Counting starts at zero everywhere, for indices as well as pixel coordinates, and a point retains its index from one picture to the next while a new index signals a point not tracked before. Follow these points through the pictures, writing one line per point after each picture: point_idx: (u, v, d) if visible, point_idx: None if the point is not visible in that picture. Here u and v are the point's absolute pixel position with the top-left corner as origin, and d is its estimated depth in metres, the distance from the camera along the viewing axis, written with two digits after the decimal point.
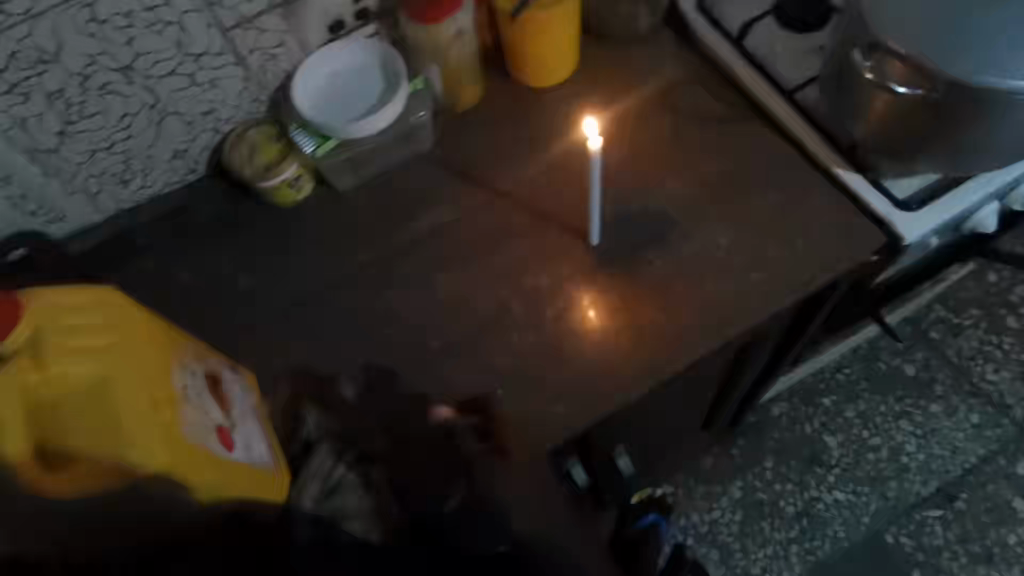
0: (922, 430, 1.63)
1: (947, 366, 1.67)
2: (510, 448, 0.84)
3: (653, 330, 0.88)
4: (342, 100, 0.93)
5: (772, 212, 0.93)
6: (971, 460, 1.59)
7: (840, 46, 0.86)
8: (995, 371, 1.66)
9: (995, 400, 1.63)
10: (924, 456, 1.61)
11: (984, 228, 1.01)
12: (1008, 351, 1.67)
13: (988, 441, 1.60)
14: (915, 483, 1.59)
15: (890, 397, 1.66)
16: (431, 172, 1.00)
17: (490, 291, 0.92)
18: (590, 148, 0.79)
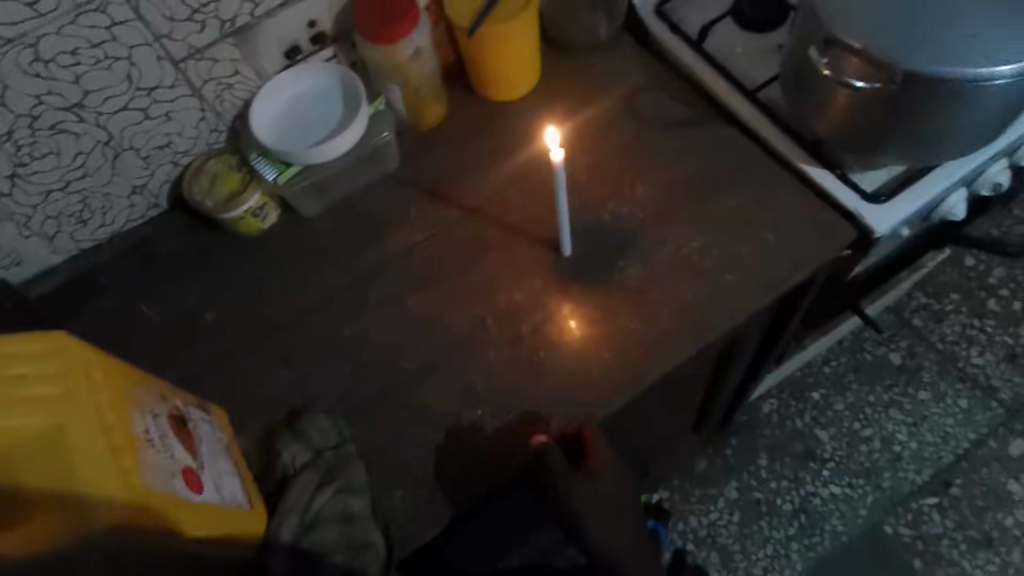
0: (912, 418, 1.62)
1: (932, 352, 1.68)
2: (595, 468, 0.83)
3: (632, 339, 0.87)
4: (302, 126, 0.92)
5: (742, 212, 0.92)
6: (963, 445, 1.59)
7: (798, 44, 0.86)
8: (980, 355, 1.66)
9: (982, 384, 1.64)
10: (916, 444, 1.60)
11: (953, 216, 0.99)
12: (992, 334, 1.68)
13: (978, 425, 1.61)
14: (909, 471, 1.58)
15: (878, 387, 1.66)
16: (399, 191, 0.99)
17: (464, 308, 0.91)
18: (554, 159, 0.78)
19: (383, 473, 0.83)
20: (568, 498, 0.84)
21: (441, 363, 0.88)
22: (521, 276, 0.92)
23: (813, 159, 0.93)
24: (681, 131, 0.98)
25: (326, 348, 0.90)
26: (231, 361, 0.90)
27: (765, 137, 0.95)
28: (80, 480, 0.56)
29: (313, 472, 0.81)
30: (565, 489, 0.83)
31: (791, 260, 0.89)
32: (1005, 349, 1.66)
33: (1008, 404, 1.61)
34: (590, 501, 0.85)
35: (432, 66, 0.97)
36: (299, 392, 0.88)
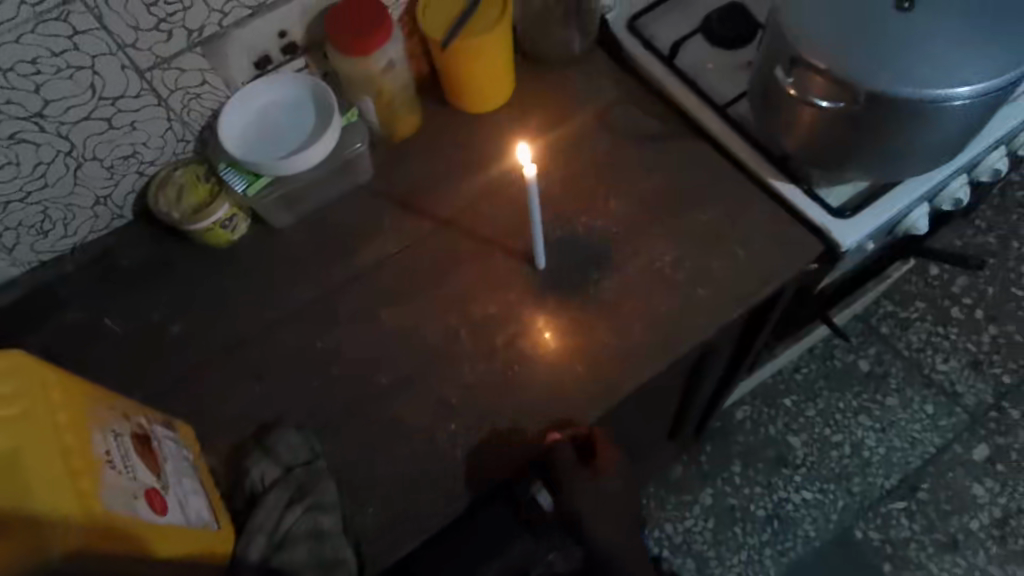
0: (881, 425, 1.66)
1: (900, 359, 1.72)
2: (601, 466, 0.87)
3: (605, 352, 0.87)
4: (273, 136, 0.91)
5: (712, 225, 0.94)
6: (930, 450, 1.63)
7: (766, 62, 0.88)
8: (944, 361, 1.70)
9: (947, 389, 1.68)
10: (884, 449, 1.64)
11: (916, 230, 1.02)
12: (956, 341, 1.72)
13: (943, 430, 1.64)
14: (878, 476, 1.62)
15: (847, 394, 1.69)
16: (372, 203, 0.98)
17: (438, 321, 0.90)
18: (527, 175, 0.78)
19: (355, 490, 0.82)
20: (570, 499, 0.88)
21: (414, 377, 0.87)
22: (495, 288, 0.92)
23: (781, 174, 0.95)
24: (653, 144, 0.99)
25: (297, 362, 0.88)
26: (198, 375, 0.88)
27: (734, 152, 0.97)
28: (35, 503, 0.55)
29: (281, 489, 0.80)
30: (569, 488, 0.87)
31: (760, 273, 0.90)
32: (969, 356, 1.70)
33: (972, 409, 1.66)
34: (592, 502, 0.88)
35: (405, 79, 0.96)
36: (268, 407, 0.86)
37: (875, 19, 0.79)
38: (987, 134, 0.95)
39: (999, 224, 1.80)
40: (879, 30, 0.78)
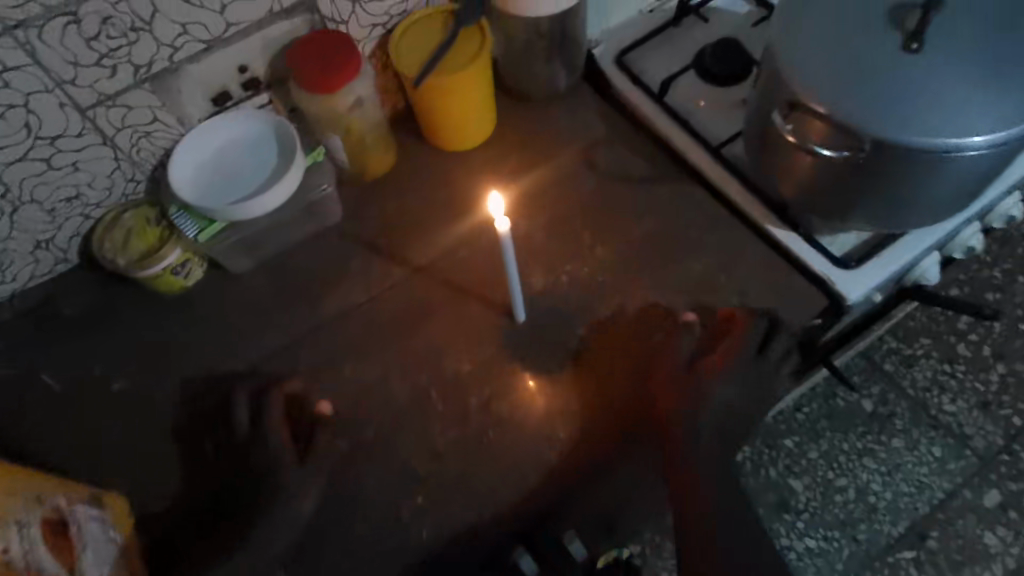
0: (887, 470, 1.47)
1: (903, 398, 1.53)
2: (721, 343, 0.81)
3: (589, 416, 0.79)
4: (229, 177, 0.84)
5: (706, 274, 0.86)
6: (937, 496, 1.45)
7: (761, 104, 0.81)
8: (952, 402, 1.52)
9: (954, 432, 1.50)
10: (891, 495, 1.45)
11: (925, 279, 0.94)
12: (966, 383, 1.51)
13: (950, 475, 1.46)
14: (882, 524, 1.43)
15: (850, 436, 1.51)
16: (340, 245, 0.91)
17: (406, 378, 0.82)
18: (499, 229, 0.70)
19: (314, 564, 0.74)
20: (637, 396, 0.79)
21: (380, 442, 0.79)
22: (471, 343, 0.84)
23: (779, 221, 0.88)
24: (644, 187, 0.92)
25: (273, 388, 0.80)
26: (144, 440, 0.81)
27: (730, 196, 0.90)
28: None
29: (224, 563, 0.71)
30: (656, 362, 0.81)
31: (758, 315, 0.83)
32: (976, 399, 1.52)
33: (981, 454, 1.47)
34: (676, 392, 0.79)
35: (377, 116, 0.90)
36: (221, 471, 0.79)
37: (877, 60, 0.73)
38: (1004, 179, 0.88)
39: (1004, 257, 1.64)
40: (885, 73, 0.72)
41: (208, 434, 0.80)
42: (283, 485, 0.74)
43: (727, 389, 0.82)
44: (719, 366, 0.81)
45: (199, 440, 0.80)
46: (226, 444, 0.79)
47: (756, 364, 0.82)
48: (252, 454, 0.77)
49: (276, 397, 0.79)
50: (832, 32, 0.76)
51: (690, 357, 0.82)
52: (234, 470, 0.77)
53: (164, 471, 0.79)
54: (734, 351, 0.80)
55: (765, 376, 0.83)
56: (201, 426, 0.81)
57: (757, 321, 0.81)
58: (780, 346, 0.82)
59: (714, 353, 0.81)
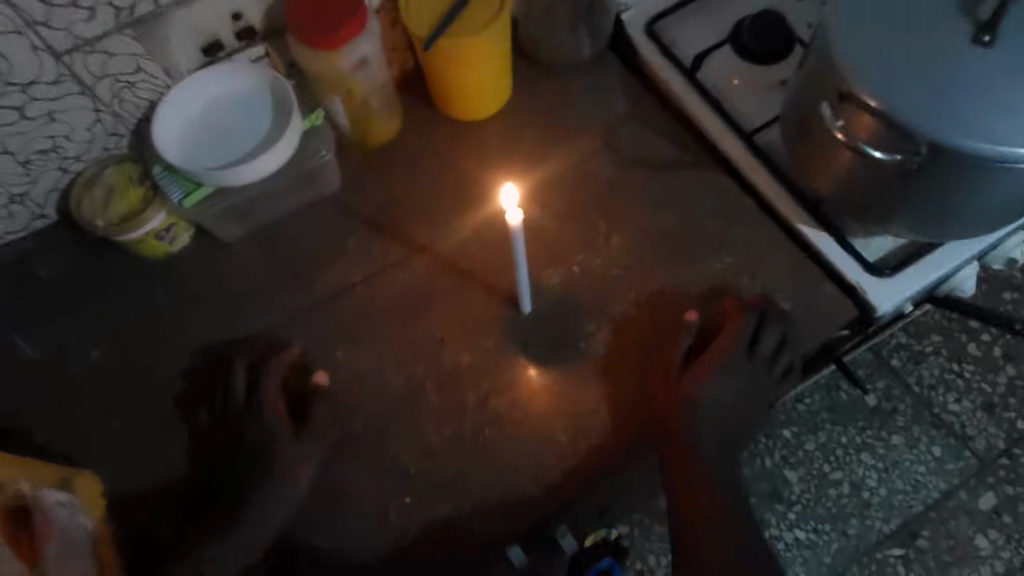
0: (890, 465, 1.22)
1: (915, 394, 1.26)
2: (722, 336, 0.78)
3: (592, 420, 0.75)
4: (218, 138, 0.77)
5: (727, 275, 0.80)
6: (933, 496, 1.21)
7: (806, 90, 0.73)
8: (957, 401, 1.25)
9: (957, 431, 1.24)
10: (886, 492, 1.21)
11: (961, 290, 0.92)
12: (981, 376, 1.26)
13: (946, 477, 1.22)
14: (880, 519, 1.20)
15: (855, 427, 1.25)
16: (338, 219, 0.85)
17: (400, 368, 0.78)
18: (510, 223, 0.63)
19: (299, 553, 0.72)
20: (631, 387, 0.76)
21: (370, 433, 0.75)
22: (471, 333, 0.79)
23: (811, 219, 0.81)
24: (667, 174, 0.85)
25: (272, 361, 0.77)
26: (124, 415, 0.77)
27: (761, 189, 0.83)
28: None
29: (218, 543, 0.72)
30: (655, 354, 0.77)
31: (750, 308, 0.78)
32: (981, 398, 1.25)
33: (981, 456, 1.22)
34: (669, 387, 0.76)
35: (383, 78, 0.82)
36: (206, 453, 0.76)
37: (943, 52, 0.65)
38: None
39: None
40: (952, 68, 0.64)
41: (204, 401, 0.77)
42: (277, 469, 0.74)
43: (721, 390, 0.79)
44: (713, 363, 0.78)
45: (192, 411, 0.77)
46: (219, 418, 0.76)
47: (749, 363, 0.79)
48: (248, 431, 0.76)
49: (274, 369, 0.77)
50: (895, 15, 0.67)
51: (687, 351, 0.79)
52: (228, 446, 0.76)
53: (152, 444, 0.75)
54: (732, 343, 0.78)
55: (760, 375, 0.79)
56: (197, 394, 0.78)
57: (747, 315, 0.77)
58: (771, 339, 0.77)
59: (706, 353, 0.79)
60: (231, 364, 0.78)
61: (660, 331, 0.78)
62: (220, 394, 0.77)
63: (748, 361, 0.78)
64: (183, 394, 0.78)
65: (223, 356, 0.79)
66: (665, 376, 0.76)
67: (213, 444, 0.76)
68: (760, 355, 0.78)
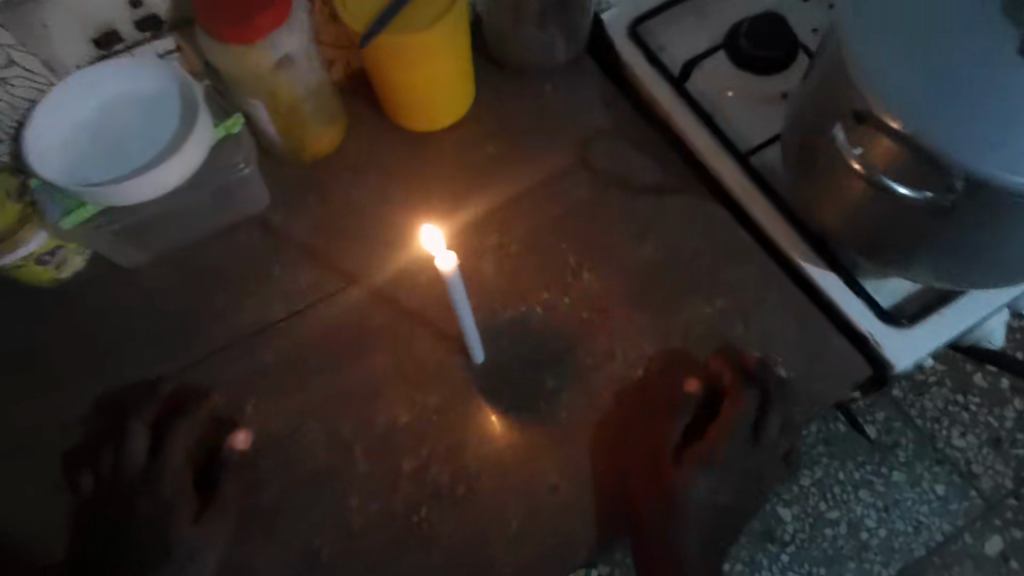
0: (889, 503, 0.97)
1: (915, 426, 1.01)
2: (727, 411, 0.63)
3: (550, 497, 0.61)
4: (113, 146, 0.64)
5: (719, 321, 0.68)
6: (938, 539, 0.96)
7: (812, 105, 0.61)
8: (965, 434, 1.00)
9: (963, 468, 0.99)
10: (885, 534, 0.96)
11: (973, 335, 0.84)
12: (988, 406, 1.01)
13: (949, 519, 0.97)
14: (877, 564, 0.95)
15: (849, 460, 0.99)
16: (261, 243, 0.72)
17: (322, 423, 0.64)
18: (443, 270, 0.54)
19: None
20: (606, 462, 0.63)
21: (283, 510, 0.61)
22: (411, 388, 0.65)
23: (816, 255, 0.69)
24: (649, 200, 0.73)
25: (180, 415, 0.62)
26: None
27: (758, 219, 0.71)
28: None
29: None
30: (635, 423, 0.64)
31: (748, 380, 0.64)
32: (987, 431, 1.00)
33: (988, 496, 0.98)
34: (653, 467, 0.62)
35: (317, 80, 0.69)
36: (86, 527, 0.61)
37: (976, 60, 0.53)
38: None
39: None
40: (990, 82, 0.52)
41: (92, 460, 0.62)
42: (159, 552, 0.59)
43: (715, 485, 0.63)
44: (709, 453, 0.62)
45: (77, 474, 0.62)
46: (106, 485, 0.61)
47: (752, 449, 0.63)
48: (139, 503, 0.59)
49: (183, 429, 0.61)
50: (926, 16, 0.55)
51: (685, 431, 0.64)
52: (114, 519, 0.60)
53: (30, 510, 0.62)
54: (732, 422, 0.62)
55: (764, 466, 0.63)
56: (88, 453, 0.63)
57: (747, 394, 0.63)
58: (776, 427, 0.63)
59: (701, 440, 0.63)
60: (131, 419, 0.62)
61: (641, 395, 0.65)
62: (109, 455, 0.61)
63: (747, 449, 0.63)
64: (73, 450, 0.63)
65: (126, 407, 0.64)
66: (649, 451, 0.62)
67: (96, 519, 0.61)
68: (765, 442, 0.63)
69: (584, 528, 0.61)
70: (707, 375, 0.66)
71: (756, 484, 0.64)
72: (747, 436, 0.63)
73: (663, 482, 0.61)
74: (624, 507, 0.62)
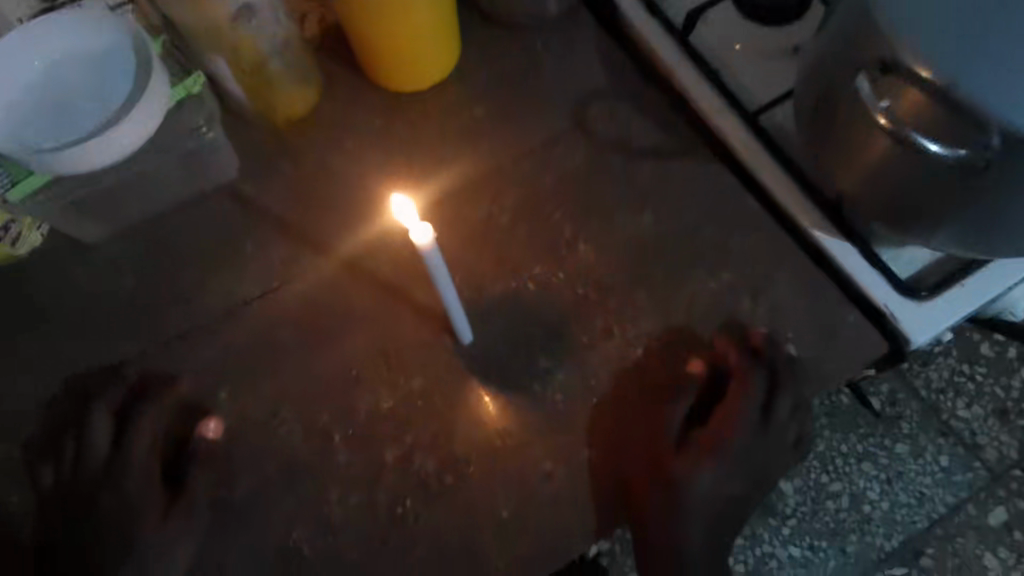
0: (892, 475, 0.88)
1: (921, 395, 0.90)
2: (734, 394, 0.58)
3: (543, 486, 0.57)
4: (63, 111, 0.59)
5: (724, 296, 0.63)
6: (941, 511, 0.87)
7: (830, 51, 0.55)
8: (973, 403, 0.90)
9: (971, 438, 0.89)
10: (887, 507, 0.87)
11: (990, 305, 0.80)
12: (994, 375, 0.90)
13: (952, 491, 0.87)
14: (878, 538, 0.86)
15: (852, 431, 0.89)
16: (231, 216, 0.66)
17: (299, 410, 0.60)
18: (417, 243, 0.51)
19: None
20: (604, 450, 0.58)
21: (258, 503, 0.57)
22: (394, 371, 0.61)
23: (829, 223, 0.64)
24: (649, 165, 0.67)
25: (144, 402, 0.58)
26: None
27: (766, 183, 0.66)
28: None
29: None
30: (634, 406, 0.59)
31: (758, 360, 0.59)
32: (993, 402, 0.89)
33: (993, 467, 0.87)
34: (654, 455, 0.57)
35: (283, 35, 0.63)
36: (46, 525, 0.56)
37: (1003, 6, 0.49)
38: None
39: None
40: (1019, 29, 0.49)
41: (52, 453, 0.58)
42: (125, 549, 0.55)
43: (724, 476, 0.58)
44: (718, 441, 0.58)
45: (36, 468, 0.58)
46: (67, 481, 0.57)
47: (762, 435, 0.58)
48: (103, 497, 0.56)
49: (151, 416, 0.57)
50: None
51: (690, 416, 0.60)
52: (76, 514, 0.56)
53: None
54: (739, 406, 0.58)
55: (775, 453, 0.59)
56: (46, 445, 0.59)
57: (756, 375, 0.58)
58: (786, 407, 0.59)
59: (707, 426, 0.59)
60: (96, 407, 0.58)
61: (641, 378, 0.60)
62: (71, 447, 0.57)
63: (757, 434, 0.58)
64: (34, 441, 0.59)
65: (88, 394, 0.60)
66: (651, 438, 0.58)
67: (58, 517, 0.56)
68: (775, 424, 0.58)
69: (580, 518, 0.57)
70: (713, 356, 0.61)
71: (768, 472, 0.59)
72: (756, 421, 0.58)
73: (664, 468, 0.57)
74: (624, 497, 0.57)
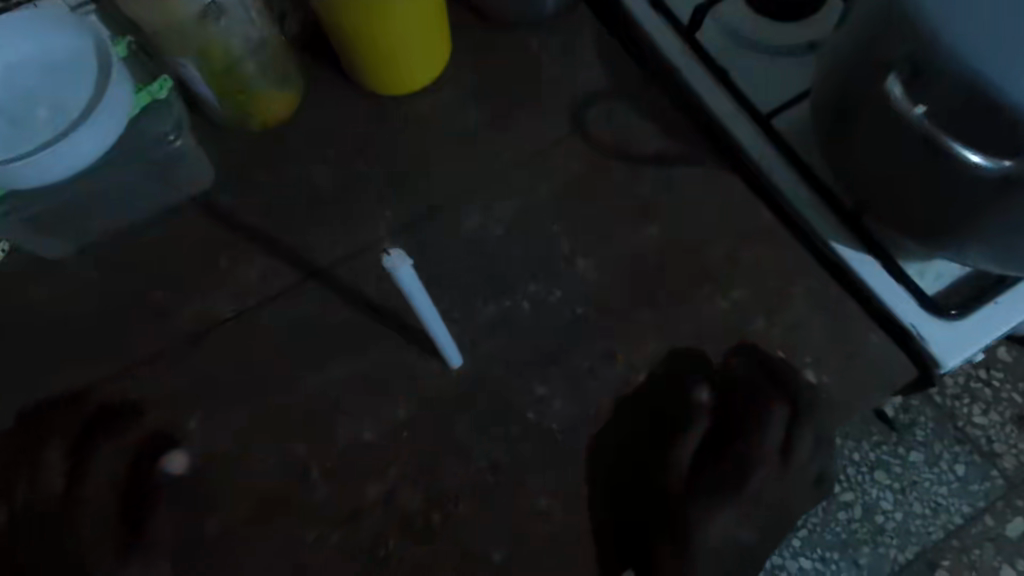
0: (906, 485, 0.77)
1: (937, 401, 0.80)
2: (750, 433, 0.54)
3: (539, 524, 0.53)
4: (22, 120, 0.55)
5: (736, 315, 0.58)
6: (957, 520, 0.76)
7: (853, 47, 0.49)
8: (991, 410, 0.80)
9: (988, 446, 0.78)
10: (901, 515, 0.76)
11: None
12: (1013, 381, 0.81)
13: (969, 501, 0.77)
14: (893, 550, 0.75)
15: (864, 439, 0.78)
16: (203, 230, 0.62)
17: (275, 442, 0.55)
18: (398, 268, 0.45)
19: None
20: (610, 488, 0.54)
21: (228, 544, 0.53)
22: (378, 399, 0.56)
23: (847, 232, 0.58)
24: (653, 173, 0.62)
25: (108, 432, 0.55)
26: None
27: (782, 195, 0.60)
28: None
29: None
30: (640, 440, 0.55)
31: (778, 395, 0.55)
32: (1012, 408, 0.80)
33: (1014, 476, 0.77)
34: (663, 494, 0.53)
35: (258, 34, 0.58)
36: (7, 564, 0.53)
37: None
38: None
39: None
40: None
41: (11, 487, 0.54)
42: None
43: (739, 517, 0.54)
44: (730, 478, 0.54)
45: None
46: (29, 517, 0.54)
47: (783, 472, 0.54)
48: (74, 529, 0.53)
49: (114, 445, 0.55)
50: None
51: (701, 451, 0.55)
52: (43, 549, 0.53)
53: None
54: (756, 444, 0.54)
55: (793, 490, 0.54)
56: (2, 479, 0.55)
57: (777, 412, 0.54)
58: (808, 446, 0.54)
59: (719, 462, 0.54)
60: (61, 437, 0.55)
61: (651, 410, 0.55)
62: (31, 482, 0.54)
63: (775, 471, 0.54)
64: None
65: (48, 424, 0.56)
66: (659, 474, 0.53)
67: (19, 547, 0.53)
68: (794, 464, 0.54)
69: (579, 561, 0.52)
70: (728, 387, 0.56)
71: (784, 508, 0.55)
72: (775, 460, 0.54)
73: (674, 509, 0.53)
74: (633, 540, 0.53)
